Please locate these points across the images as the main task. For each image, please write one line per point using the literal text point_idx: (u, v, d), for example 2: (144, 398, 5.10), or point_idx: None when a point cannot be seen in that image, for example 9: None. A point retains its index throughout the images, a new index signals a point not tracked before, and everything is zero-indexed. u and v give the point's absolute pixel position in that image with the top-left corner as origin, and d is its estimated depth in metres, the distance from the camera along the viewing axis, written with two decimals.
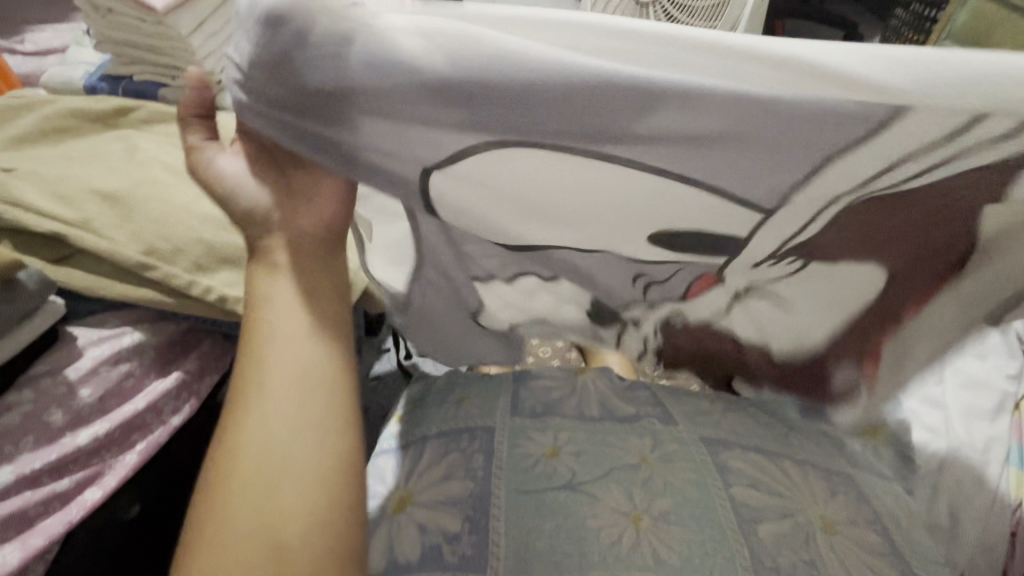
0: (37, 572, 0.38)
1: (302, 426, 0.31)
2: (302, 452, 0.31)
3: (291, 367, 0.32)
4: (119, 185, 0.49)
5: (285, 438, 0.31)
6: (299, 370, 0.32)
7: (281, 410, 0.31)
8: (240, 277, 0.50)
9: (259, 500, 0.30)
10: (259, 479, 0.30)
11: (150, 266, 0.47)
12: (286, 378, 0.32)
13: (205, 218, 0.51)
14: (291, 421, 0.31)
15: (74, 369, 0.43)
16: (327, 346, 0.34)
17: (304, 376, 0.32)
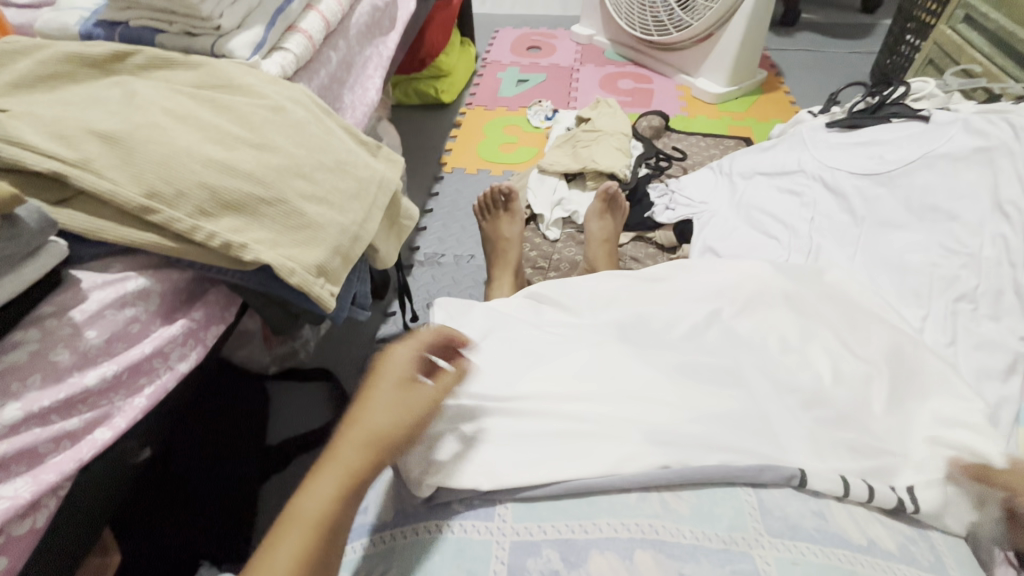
0: (48, 507, 0.38)
1: (366, 468, 0.44)
2: (347, 493, 0.43)
3: (373, 427, 0.45)
4: (119, 127, 0.48)
5: (340, 488, 0.43)
6: (380, 423, 0.46)
7: (344, 473, 0.43)
8: (245, 225, 0.49)
9: (300, 535, 0.40)
10: (306, 518, 0.41)
11: (153, 209, 0.46)
12: (369, 428, 0.45)
13: (208, 163, 0.49)
14: (362, 461, 0.44)
15: (80, 310, 0.42)
16: (394, 417, 0.46)
17: (379, 441, 0.45)
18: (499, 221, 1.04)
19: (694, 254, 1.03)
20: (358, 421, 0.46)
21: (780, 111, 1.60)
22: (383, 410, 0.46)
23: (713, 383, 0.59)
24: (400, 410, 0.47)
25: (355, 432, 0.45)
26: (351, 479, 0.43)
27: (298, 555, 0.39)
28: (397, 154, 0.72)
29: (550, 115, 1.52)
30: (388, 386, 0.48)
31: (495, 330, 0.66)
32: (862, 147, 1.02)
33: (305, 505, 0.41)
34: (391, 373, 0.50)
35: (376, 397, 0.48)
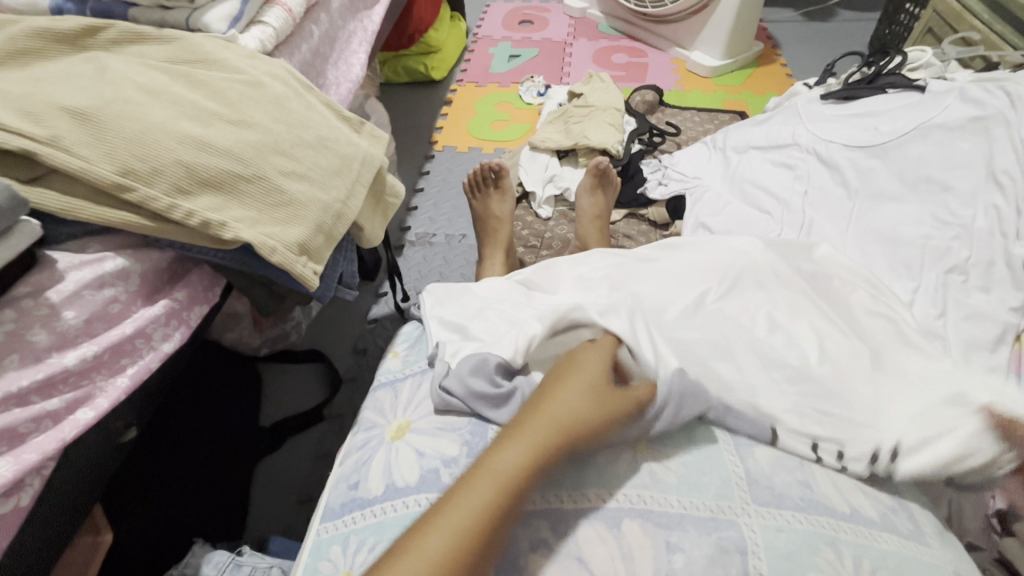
0: (32, 486, 0.38)
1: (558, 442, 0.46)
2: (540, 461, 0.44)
3: (565, 408, 0.48)
4: (90, 103, 0.47)
5: (528, 452, 0.45)
6: (569, 408, 0.48)
7: (536, 440, 0.45)
8: (224, 202, 0.49)
9: (486, 486, 0.43)
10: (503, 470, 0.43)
11: (128, 187, 0.45)
12: (563, 409, 0.48)
13: (184, 139, 0.48)
14: (555, 436, 0.46)
15: (56, 291, 0.42)
16: (587, 402, 0.48)
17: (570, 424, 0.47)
18: (489, 198, 1.03)
19: (686, 231, 1.02)
20: (554, 400, 0.48)
21: (776, 84, 1.57)
22: (573, 392, 0.49)
23: (699, 357, 0.59)
24: (592, 399, 0.49)
25: (550, 408, 0.48)
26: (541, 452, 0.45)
27: (486, 503, 0.42)
28: (382, 130, 0.70)
29: (542, 91, 1.50)
30: (577, 379, 0.51)
31: (488, 307, 0.66)
32: (857, 118, 1.01)
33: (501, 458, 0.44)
34: (590, 373, 0.52)
35: (569, 387, 0.50)
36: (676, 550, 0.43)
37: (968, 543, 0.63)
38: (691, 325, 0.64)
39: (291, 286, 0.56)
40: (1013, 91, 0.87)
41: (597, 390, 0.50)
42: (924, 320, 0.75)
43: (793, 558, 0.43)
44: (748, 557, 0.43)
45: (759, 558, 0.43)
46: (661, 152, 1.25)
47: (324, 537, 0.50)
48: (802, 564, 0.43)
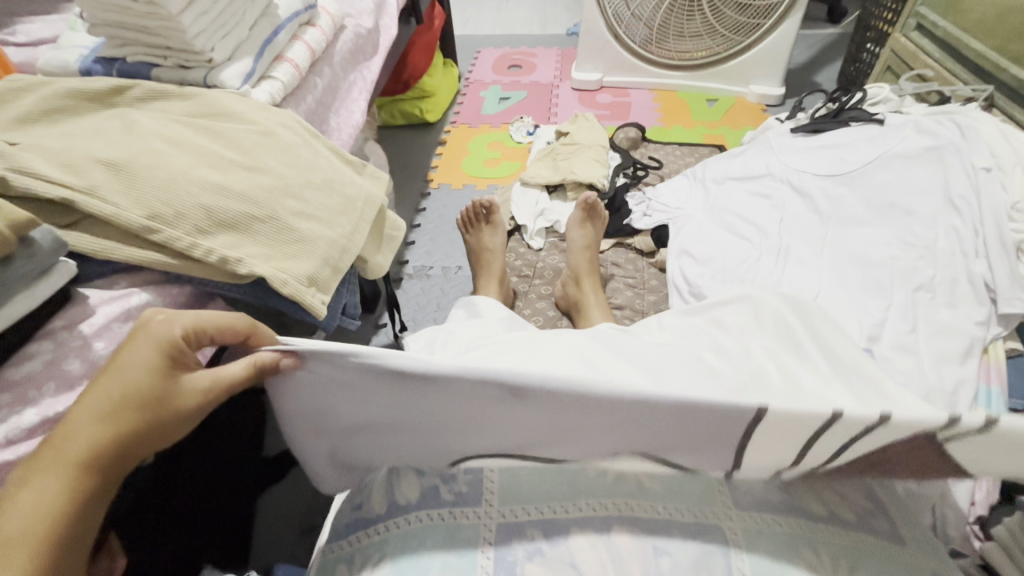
0: None
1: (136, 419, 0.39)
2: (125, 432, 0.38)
3: (134, 371, 0.39)
4: (121, 156, 0.52)
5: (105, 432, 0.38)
6: (140, 371, 0.39)
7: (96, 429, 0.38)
8: (241, 241, 0.54)
9: (51, 478, 0.36)
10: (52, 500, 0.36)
11: (155, 229, 0.49)
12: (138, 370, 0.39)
13: (205, 185, 0.54)
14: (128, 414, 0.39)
15: (88, 324, 0.46)
16: (149, 365, 0.40)
17: (149, 382, 0.39)
18: (481, 233, 1.09)
19: (671, 258, 1.06)
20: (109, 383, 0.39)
21: (752, 119, 1.67)
22: (86, 420, 0.38)
23: (681, 376, 0.63)
24: (158, 359, 0.40)
25: (102, 390, 0.39)
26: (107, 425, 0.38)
27: (56, 489, 0.36)
28: (381, 171, 0.76)
29: (531, 130, 1.58)
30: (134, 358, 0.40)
31: (477, 351, 0.72)
32: (824, 150, 1.09)
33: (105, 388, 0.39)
34: (129, 354, 0.40)
35: (122, 358, 0.40)
36: (663, 553, 0.46)
37: (953, 550, 0.65)
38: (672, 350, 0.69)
39: (298, 316, 0.60)
40: (964, 122, 0.94)
41: (149, 352, 0.40)
42: (897, 336, 0.80)
43: (772, 558, 0.46)
44: (731, 559, 0.46)
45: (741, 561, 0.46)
46: (645, 185, 1.32)
47: (330, 558, 0.53)
48: (782, 564, 0.46)
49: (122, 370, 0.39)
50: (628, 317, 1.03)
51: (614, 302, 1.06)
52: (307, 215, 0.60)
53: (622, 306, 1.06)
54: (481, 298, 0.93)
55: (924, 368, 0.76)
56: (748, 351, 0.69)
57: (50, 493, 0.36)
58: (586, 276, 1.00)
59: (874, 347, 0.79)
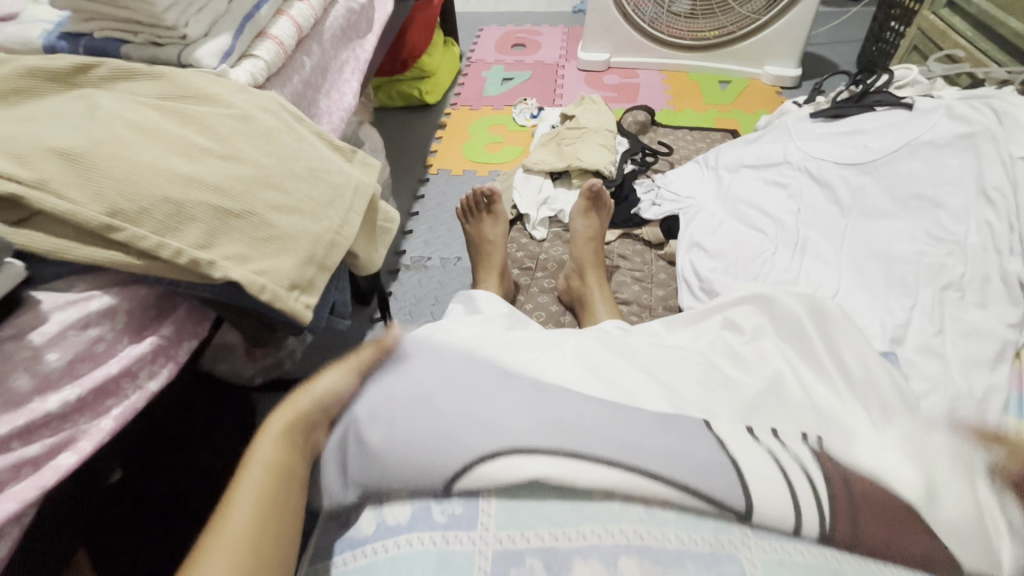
0: (11, 536, 0.37)
1: (286, 489, 0.48)
2: (275, 492, 0.47)
3: (269, 452, 0.49)
4: (78, 143, 0.46)
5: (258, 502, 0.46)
6: (272, 451, 0.49)
7: (256, 500, 0.46)
8: (214, 238, 0.49)
9: (228, 548, 0.42)
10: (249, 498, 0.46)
11: (116, 227, 0.45)
12: (270, 455, 0.49)
13: (173, 177, 0.48)
14: (269, 480, 0.47)
15: (39, 333, 0.41)
16: (280, 448, 0.50)
17: (279, 460, 0.49)
18: (482, 223, 1.04)
19: (681, 250, 1.01)
20: (246, 471, 0.48)
21: (766, 102, 1.60)
22: (246, 501, 0.45)
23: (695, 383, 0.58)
24: (286, 444, 0.51)
25: (246, 477, 0.47)
26: (268, 492, 0.46)
27: (245, 538, 0.43)
28: (373, 159, 0.71)
29: (535, 113, 1.51)
30: (262, 454, 0.49)
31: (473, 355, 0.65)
32: (847, 136, 1.02)
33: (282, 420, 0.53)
34: (256, 454, 0.49)
35: (257, 451, 0.49)
36: None
37: None
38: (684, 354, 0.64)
39: (279, 318, 0.55)
40: (1000, 107, 0.88)
41: (274, 443, 0.50)
42: (922, 338, 0.74)
43: None
44: None
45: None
46: (654, 172, 1.26)
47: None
48: None
49: (258, 458, 0.49)
50: (635, 313, 0.98)
51: (620, 297, 1.01)
52: (288, 208, 0.55)
53: (628, 301, 1.01)
54: (481, 292, 0.88)
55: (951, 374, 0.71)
56: (764, 354, 0.65)
57: (231, 557, 0.41)
58: (591, 270, 0.95)
59: (897, 351, 0.74)
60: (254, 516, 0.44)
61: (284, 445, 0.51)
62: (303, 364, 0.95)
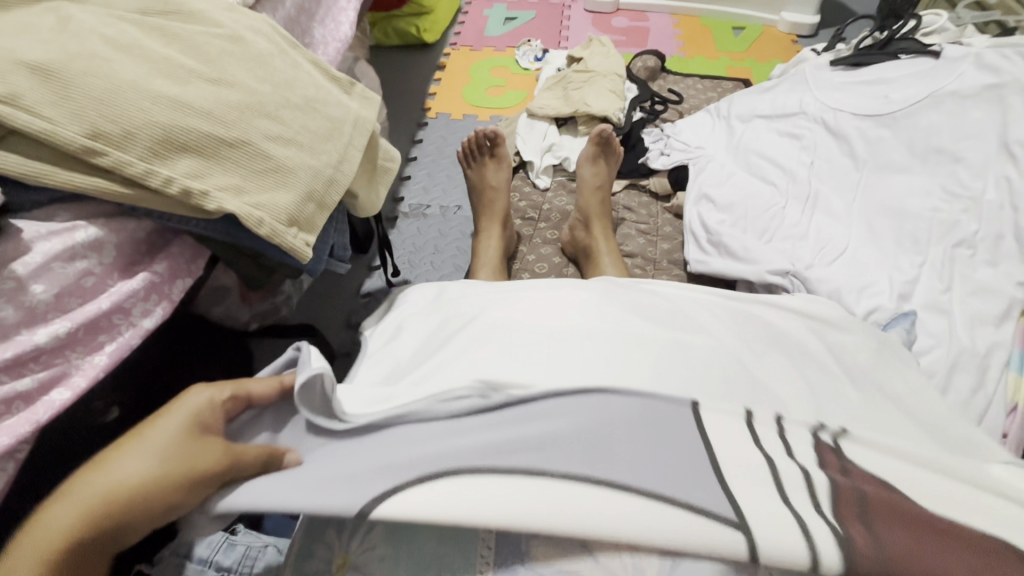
0: (7, 471, 0.37)
1: (123, 524, 0.33)
2: (92, 541, 0.32)
3: (133, 469, 0.34)
4: (50, 56, 0.42)
5: (81, 527, 0.32)
6: (141, 472, 0.34)
7: (79, 525, 0.32)
8: (206, 168, 0.46)
9: None
10: (64, 532, 0.32)
11: (99, 151, 0.41)
12: (139, 471, 0.34)
13: (159, 99, 0.45)
14: (109, 508, 0.33)
15: (23, 263, 0.39)
16: (153, 470, 0.34)
17: (136, 492, 0.34)
18: (485, 168, 1.00)
19: (689, 203, 0.97)
20: (105, 475, 0.34)
21: (781, 52, 1.53)
22: (65, 517, 0.32)
23: (714, 372, 0.49)
24: (173, 465, 0.35)
25: (103, 479, 0.34)
26: (101, 527, 0.33)
27: None
28: (373, 92, 0.66)
29: (539, 55, 1.44)
30: (136, 458, 0.35)
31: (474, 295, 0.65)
32: (868, 86, 0.98)
33: (129, 458, 0.35)
34: (132, 448, 0.35)
35: (133, 451, 0.35)
36: None
37: None
38: (692, 299, 0.61)
39: (279, 258, 0.53)
40: None
41: (163, 451, 0.36)
42: (930, 295, 0.74)
43: None
44: None
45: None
46: (663, 121, 1.21)
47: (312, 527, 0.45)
48: None
49: (120, 466, 0.34)
50: (638, 266, 0.97)
51: (625, 249, 0.99)
52: (284, 140, 0.51)
53: (632, 254, 0.99)
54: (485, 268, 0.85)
55: (956, 330, 0.71)
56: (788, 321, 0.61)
57: None
58: (597, 220, 0.92)
59: (904, 307, 0.73)
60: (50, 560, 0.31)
61: (161, 461, 0.35)
62: (300, 311, 0.93)
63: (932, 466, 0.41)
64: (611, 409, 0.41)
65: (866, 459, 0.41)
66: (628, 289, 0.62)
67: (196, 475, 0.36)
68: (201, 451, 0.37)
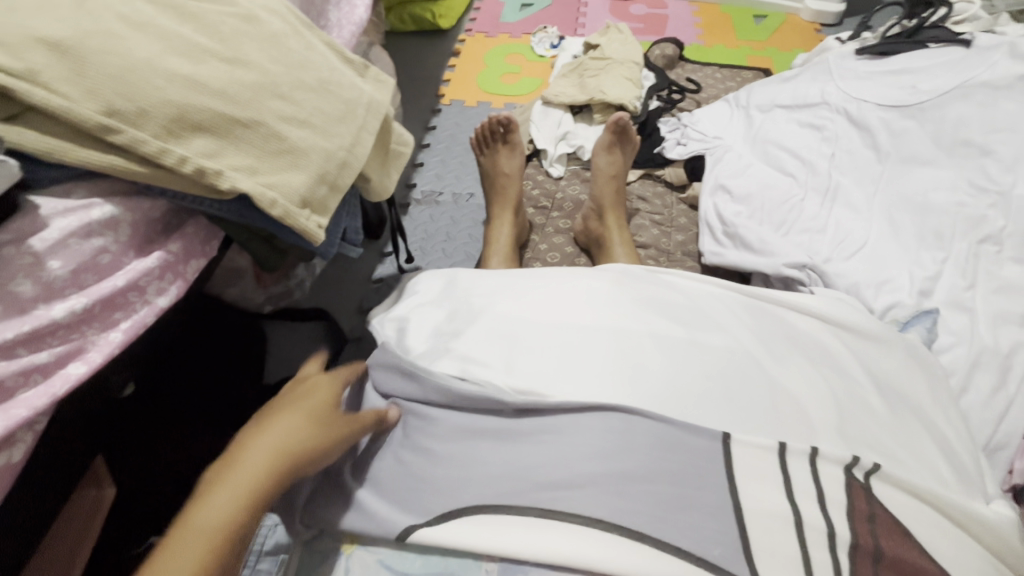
0: (25, 442, 0.37)
1: (274, 484, 0.41)
2: (254, 503, 0.40)
3: (278, 436, 0.44)
4: (66, 32, 0.42)
5: (237, 498, 0.39)
6: (286, 435, 0.44)
7: (240, 491, 0.40)
8: (220, 148, 0.46)
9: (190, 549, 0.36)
10: (232, 497, 0.39)
11: (115, 129, 0.41)
12: (275, 441, 0.43)
13: (173, 78, 0.44)
14: (263, 474, 0.41)
15: (40, 239, 0.39)
16: (288, 438, 0.44)
17: (281, 456, 0.43)
18: (498, 155, 0.99)
19: (704, 193, 0.96)
20: (251, 449, 0.43)
21: (804, 41, 1.49)
22: (228, 492, 0.39)
23: (715, 392, 0.52)
24: (303, 431, 0.45)
25: (249, 453, 0.42)
26: (259, 489, 0.40)
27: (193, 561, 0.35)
28: (386, 75, 0.66)
29: (555, 42, 1.42)
30: (272, 434, 0.44)
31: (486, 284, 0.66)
32: (894, 76, 0.95)
33: (266, 434, 0.44)
34: (264, 428, 0.45)
35: (268, 428, 0.44)
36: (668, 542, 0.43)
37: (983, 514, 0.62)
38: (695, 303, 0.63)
39: (291, 240, 0.53)
40: None
41: (292, 422, 0.45)
42: (952, 292, 0.72)
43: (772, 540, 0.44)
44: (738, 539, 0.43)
45: (760, 529, 0.44)
46: (680, 111, 1.19)
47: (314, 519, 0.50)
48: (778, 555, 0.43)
49: (259, 440, 0.43)
50: (652, 258, 0.95)
51: (638, 240, 0.98)
52: (298, 121, 0.51)
53: (646, 245, 0.98)
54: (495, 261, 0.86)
55: (978, 328, 0.69)
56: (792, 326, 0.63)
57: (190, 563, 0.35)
58: (611, 210, 0.91)
59: (925, 304, 0.72)
60: (224, 518, 0.38)
61: (296, 431, 0.45)
62: (312, 296, 0.94)
63: (886, 496, 0.47)
64: (632, 430, 0.48)
65: (853, 487, 0.47)
66: (636, 288, 0.64)
67: (318, 439, 0.46)
68: (318, 422, 0.47)
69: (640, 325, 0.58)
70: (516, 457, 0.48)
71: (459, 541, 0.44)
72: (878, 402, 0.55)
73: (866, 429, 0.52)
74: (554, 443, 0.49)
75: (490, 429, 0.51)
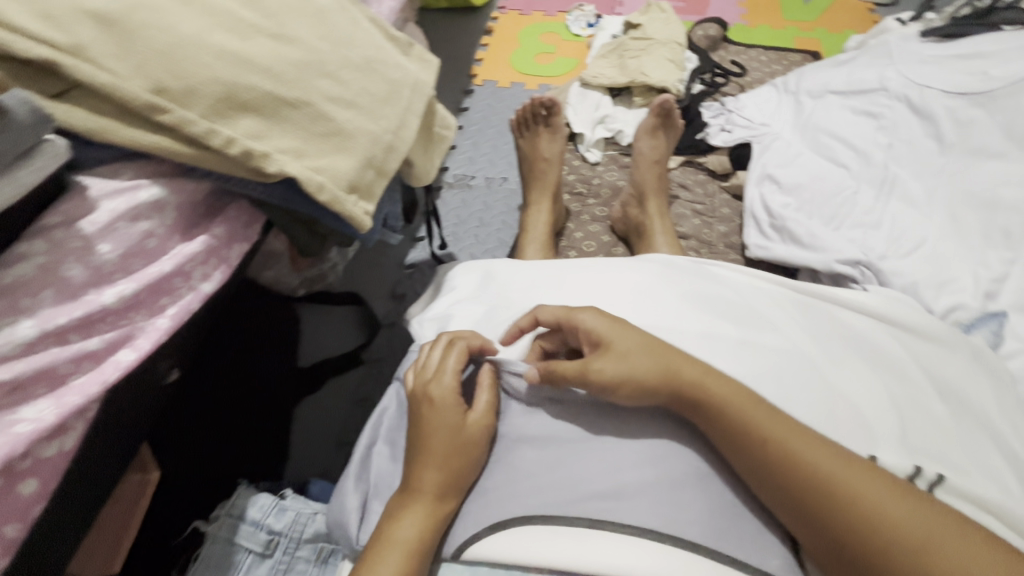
0: (76, 429, 0.36)
1: (443, 502, 0.45)
2: (433, 523, 0.44)
3: (438, 461, 0.46)
4: (112, 4, 0.40)
5: (420, 519, 0.44)
6: (443, 460, 0.46)
7: (420, 515, 0.44)
8: (267, 129, 0.44)
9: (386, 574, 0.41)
10: (413, 525, 0.43)
11: (163, 108, 0.40)
12: (435, 465, 0.46)
13: (220, 54, 0.42)
14: (433, 495, 0.45)
15: (89, 222, 0.38)
16: (445, 461, 0.46)
17: (444, 479, 0.46)
18: (537, 138, 0.96)
19: (750, 183, 0.92)
20: (419, 473, 0.45)
21: (856, 22, 1.41)
22: (408, 521, 0.43)
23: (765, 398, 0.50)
24: (457, 450, 0.47)
25: (419, 476, 0.45)
26: (433, 512, 0.44)
27: None
28: (431, 54, 0.63)
29: (592, 21, 1.37)
30: (432, 452, 0.46)
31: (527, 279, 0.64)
32: (962, 60, 0.89)
33: (429, 458, 0.46)
34: (423, 446, 0.46)
35: (424, 451, 0.46)
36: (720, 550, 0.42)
37: None
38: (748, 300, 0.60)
39: (334, 224, 0.51)
40: None
41: (444, 440, 0.47)
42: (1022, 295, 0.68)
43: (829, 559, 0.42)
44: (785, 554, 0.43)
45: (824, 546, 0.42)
46: (724, 95, 1.14)
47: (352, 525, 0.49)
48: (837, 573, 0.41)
49: (422, 464, 0.46)
50: (693, 249, 0.92)
51: (679, 230, 0.95)
52: (344, 102, 0.49)
53: (686, 235, 0.94)
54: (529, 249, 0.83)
55: None
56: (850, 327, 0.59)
57: None
58: (652, 198, 0.88)
59: (990, 307, 0.68)
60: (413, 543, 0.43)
61: (451, 450, 0.47)
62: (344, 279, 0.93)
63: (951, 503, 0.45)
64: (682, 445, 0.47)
65: None
66: (687, 283, 0.60)
67: (471, 451, 0.47)
68: (468, 434, 0.48)
69: (689, 324, 0.56)
70: (559, 463, 0.47)
71: (503, 548, 0.44)
72: (944, 411, 0.52)
73: (931, 441, 0.49)
74: (600, 451, 0.47)
75: (532, 435, 0.49)
